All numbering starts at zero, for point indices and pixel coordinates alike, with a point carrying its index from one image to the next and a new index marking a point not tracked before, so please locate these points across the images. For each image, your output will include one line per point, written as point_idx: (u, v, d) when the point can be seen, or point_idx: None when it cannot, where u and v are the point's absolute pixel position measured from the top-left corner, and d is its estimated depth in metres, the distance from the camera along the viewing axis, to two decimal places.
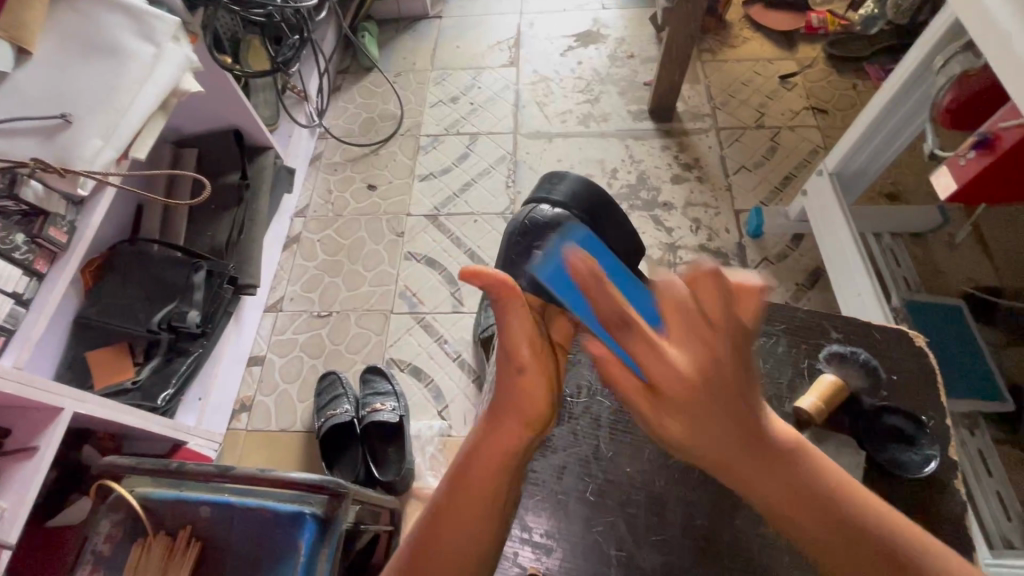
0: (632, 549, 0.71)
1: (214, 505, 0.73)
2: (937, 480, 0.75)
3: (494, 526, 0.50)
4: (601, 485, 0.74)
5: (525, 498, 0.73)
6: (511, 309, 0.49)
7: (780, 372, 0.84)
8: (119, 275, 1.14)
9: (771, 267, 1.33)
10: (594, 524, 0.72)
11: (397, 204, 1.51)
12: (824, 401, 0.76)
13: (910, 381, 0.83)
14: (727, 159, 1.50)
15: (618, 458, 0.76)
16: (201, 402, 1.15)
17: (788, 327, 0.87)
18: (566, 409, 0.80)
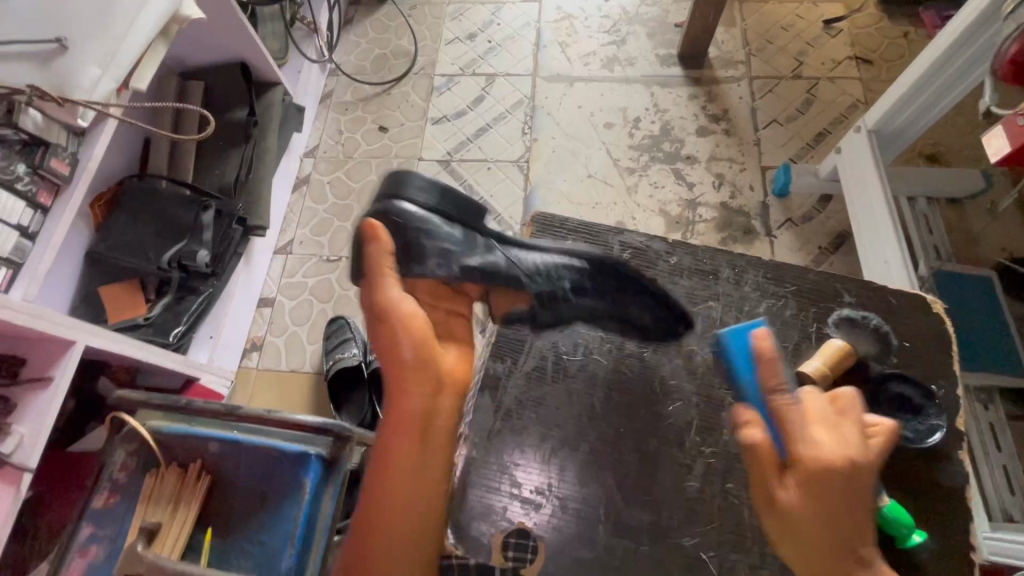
0: (621, 507, 0.72)
1: (222, 441, 0.75)
2: (943, 452, 0.74)
3: (422, 479, 0.61)
4: (594, 443, 0.74)
5: (516, 453, 0.74)
6: (387, 285, 0.65)
7: (793, 338, 0.81)
8: (127, 211, 1.13)
9: (794, 228, 1.28)
10: (587, 479, 0.73)
11: (409, 148, 1.46)
12: (829, 365, 0.73)
13: (931, 352, 0.80)
14: (758, 111, 1.41)
15: (613, 417, 0.76)
16: (212, 340, 1.17)
17: (798, 289, 0.83)
18: (560, 366, 0.79)
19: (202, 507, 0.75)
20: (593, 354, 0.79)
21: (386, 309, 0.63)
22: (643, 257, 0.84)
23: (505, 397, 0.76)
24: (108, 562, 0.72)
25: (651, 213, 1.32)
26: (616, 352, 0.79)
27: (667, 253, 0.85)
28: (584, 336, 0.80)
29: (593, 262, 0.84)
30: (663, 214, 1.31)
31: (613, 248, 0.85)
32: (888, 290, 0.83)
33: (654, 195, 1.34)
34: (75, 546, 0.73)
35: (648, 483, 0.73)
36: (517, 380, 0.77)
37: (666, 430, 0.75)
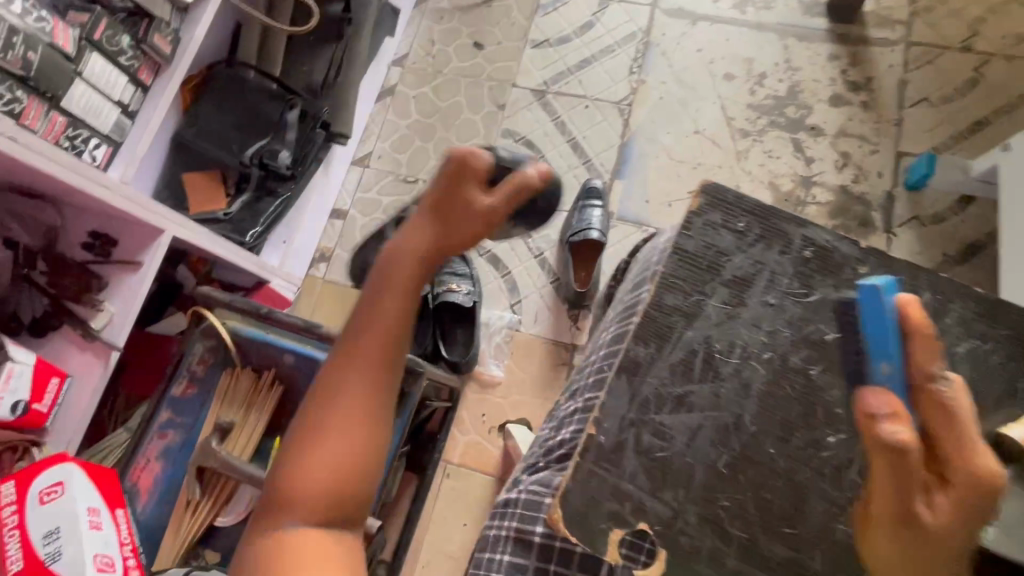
0: (755, 534, 0.56)
1: (297, 355, 0.75)
2: None
3: (385, 417, 0.46)
4: (736, 457, 0.58)
5: (643, 445, 0.57)
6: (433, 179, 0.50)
7: None
8: (214, 98, 1.10)
9: (920, 228, 1.13)
10: (715, 496, 0.57)
11: (503, 71, 1.35)
12: None
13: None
14: (908, 85, 1.22)
15: (762, 437, 0.58)
16: (285, 245, 1.16)
17: (1010, 334, 0.65)
18: (710, 365, 0.59)
19: (273, 414, 0.76)
20: (749, 360, 0.59)
21: (389, 244, 0.50)
22: (825, 262, 0.61)
23: (641, 386, 0.58)
24: (186, 447, 0.75)
25: (758, 185, 1.19)
26: (774, 365, 0.59)
27: (856, 262, 0.61)
28: (742, 334, 0.60)
29: (765, 257, 0.61)
30: (771, 188, 1.19)
31: (791, 245, 0.61)
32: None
33: (766, 165, 1.20)
34: (154, 427, 0.74)
35: (792, 514, 0.57)
36: (659, 369, 0.58)
37: (824, 465, 0.58)
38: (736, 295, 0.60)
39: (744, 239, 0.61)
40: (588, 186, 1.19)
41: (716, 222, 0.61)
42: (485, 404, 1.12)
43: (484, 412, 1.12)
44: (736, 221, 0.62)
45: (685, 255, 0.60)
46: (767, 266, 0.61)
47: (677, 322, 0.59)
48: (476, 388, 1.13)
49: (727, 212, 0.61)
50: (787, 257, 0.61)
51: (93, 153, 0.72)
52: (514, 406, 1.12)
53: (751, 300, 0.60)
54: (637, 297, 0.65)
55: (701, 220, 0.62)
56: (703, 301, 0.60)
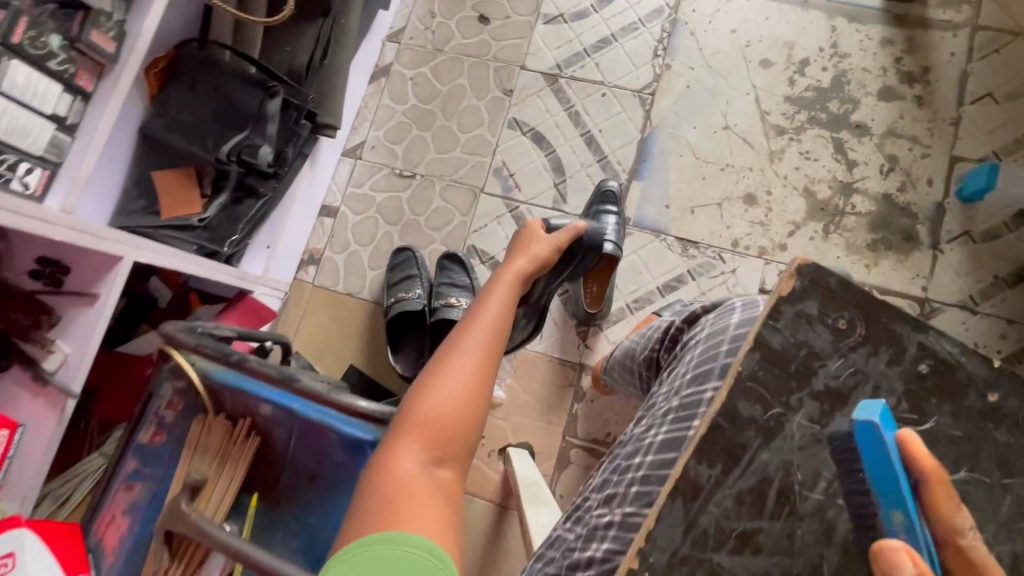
0: None
1: (274, 406, 0.67)
2: None
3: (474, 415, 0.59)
4: None
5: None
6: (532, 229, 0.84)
7: None
8: (185, 85, 0.97)
9: (969, 246, 1.02)
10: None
11: (511, 50, 1.20)
12: None
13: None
14: (970, 77, 1.07)
15: None
16: (269, 250, 1.06)
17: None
18: (786, 497, 0.47)
19: (247, 470, 0.69)
20: (837, 497, 0.47)
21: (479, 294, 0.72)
22: (945, 380, 0.50)
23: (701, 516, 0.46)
24: (151, 506, 0.68)
25: (791, 191, 1.07)
26: None
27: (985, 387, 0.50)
28: (829, 460, 0.48)
29: (868, 366, 0.49)
30: (806, 195, 1.07)
31: (903, 353, 0.50)
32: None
33: (801, 168, 1.08)
34: (119, 480, 0.69)
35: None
36: (723, 498, 0.46)
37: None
38: (829, 410, 0.48)
39: (842, 341, 0.49)
40: (603, 188, 1.06)
41: (810, 314, 0.50)
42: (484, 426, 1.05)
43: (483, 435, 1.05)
44: (834, 315, 0.50)
45: (767, 350, 0.49)
46: (870, 377, 0.49)
47: (752, 439, 0.47)
48: None
49: (826, 300, 0.50)
50: (896, 369, 0.50)
51: (25, 179, 0.63)
52: (515, 429, 1.05)
53: (845, 419, 0.48)
54: (700, 395, 0.51)
55: (792, 309, 0.50)
56: (787, 417, 0.48)
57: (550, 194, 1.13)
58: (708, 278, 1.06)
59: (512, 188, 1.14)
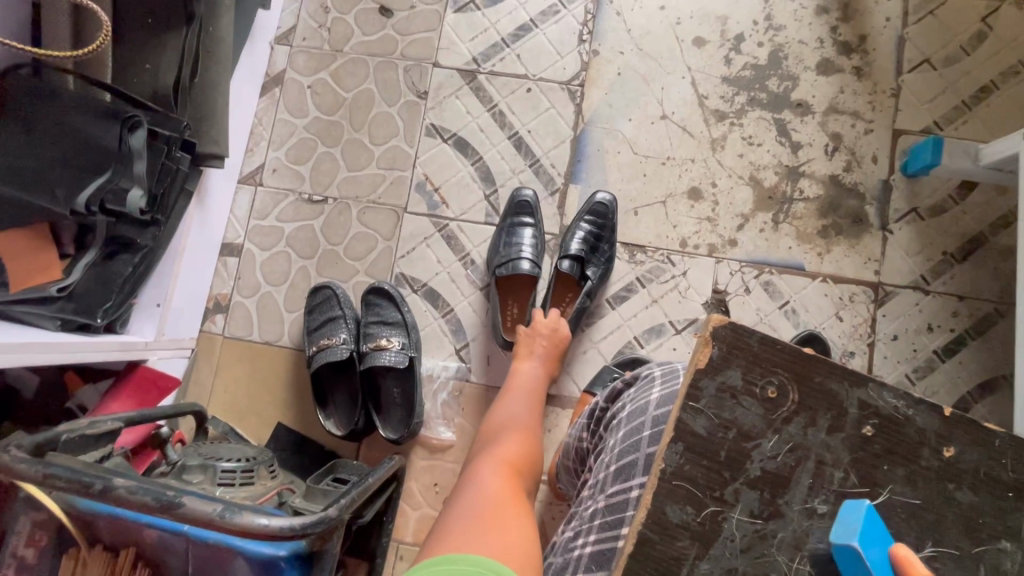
0: None
1: (161, 530, 0.55)
2: None
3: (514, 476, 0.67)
4: None
5: None
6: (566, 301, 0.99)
7: None
8: (17, 122, 0.77)
9: (918, 223, 0.98)
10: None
11: (420, 45, 1.06)
12: None
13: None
14: (907, 44, 1.02)
15: None
16: (162, 309, 0.91)
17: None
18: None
19: None
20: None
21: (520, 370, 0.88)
22: (894, 439, 0.44)
23: None
24: None
25: (737, 181, 1.00)
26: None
27: (950, 445, 0.44)
28: (780, 563, 0.43)
29: (808, 439, 0.44)
30: (752, 184, 1.00)
31: (845, 417, 0.44)
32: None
33: (745, 155, 1.01)
34: None
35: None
36: None
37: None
38: (771, 500, 0.44)
39: (775, 414, 0.44)
40: (517, 198, 0.98)
41: (735, 385, 0.44)
42: (435, 472, 0.96)
43: (435, 482, 0.96)
44: (761, 382, 0.44)
45: (690, 437, 0.44)
46: (812, 452, 0.44)
47: (687, 550, 0.43)
48: (423, 454, 0.96)
49: (750, 366, 0.44)
50: (840, 437, 0.44)
51: None
52: None
53: (791, 507, 0.44)
54: (628, 491, 0.51)
55: (712, 383, 0.44)
56: (724, 514, 0.43)
57: (480, 207, 1.02)
58: (658, 284, 0.99)
59: (438, 204, 1.02)
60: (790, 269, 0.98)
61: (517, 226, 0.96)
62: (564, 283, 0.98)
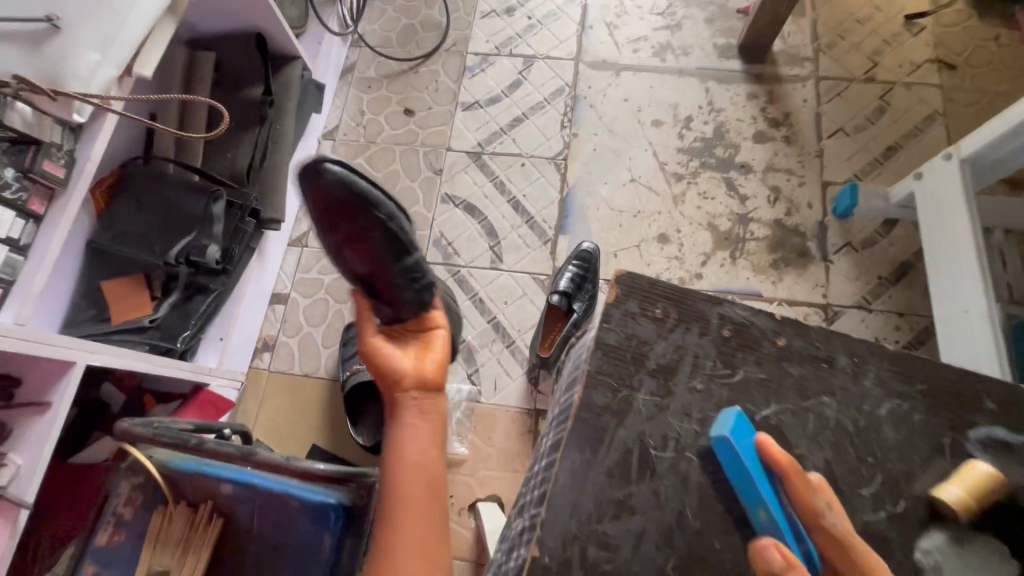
0: None
1: (235, 484, 0.69)
2: None
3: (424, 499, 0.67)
4: (686, 560, 0.52)
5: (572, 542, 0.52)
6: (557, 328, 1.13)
7: (910, 452, 0.56)
8: (132, 199, 1.03)
9: (854, 255, 1.17)
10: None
11: (436, 135, 1.34)
12: (974, 497, 0.53)
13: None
14: (823, 117, 1.28)
15: (709, 534, 0.53)
16: (222, 342, 1.09)
17: (928, 389, 0.58)
18: (647, 464, 0.54)
19: (212, 554, 0.69)
20: (686, 452, 0.55)
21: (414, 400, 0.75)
22: (745, 340, 0.59)
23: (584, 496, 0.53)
24: None
25: (697, 227, 1.21)
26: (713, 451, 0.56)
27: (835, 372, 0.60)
28: (674, 426, 0.56)
29: (687, 341, 0.58)
30: (710, 229, 1.21)
31: (710, 325, 0.59)
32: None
33: (702, 206, 1.23)
34: None
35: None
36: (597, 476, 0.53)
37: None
38: (664, 383, 0.57)
39: (663, 327, 0.59)
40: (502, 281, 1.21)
41: (633, 312, 0.59)
42: (451, 485, 1.07)
43: (451, 495, 1.06)
44: (652, 308, 0.59)
45: (604, 347, 0.58)
46: (688, 350, 0.58)
47: (608, 424, 0.55)
48: None
49: (643, 300, 0.59)
50: (708, 341, 0.59)
51: None
52: (481, 484, 1.07)
53: (679, 387, 0.57)
54: (570, 399, 0.60)
55: (617, 311, 0.59)
56: (632, 396, 0.56)
57: (486, 256, 1.23)
58: None
59: (451, 255, 1.24)
60: (750, 295, 1.16)
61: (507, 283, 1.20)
62: (556, 317, 1.11)
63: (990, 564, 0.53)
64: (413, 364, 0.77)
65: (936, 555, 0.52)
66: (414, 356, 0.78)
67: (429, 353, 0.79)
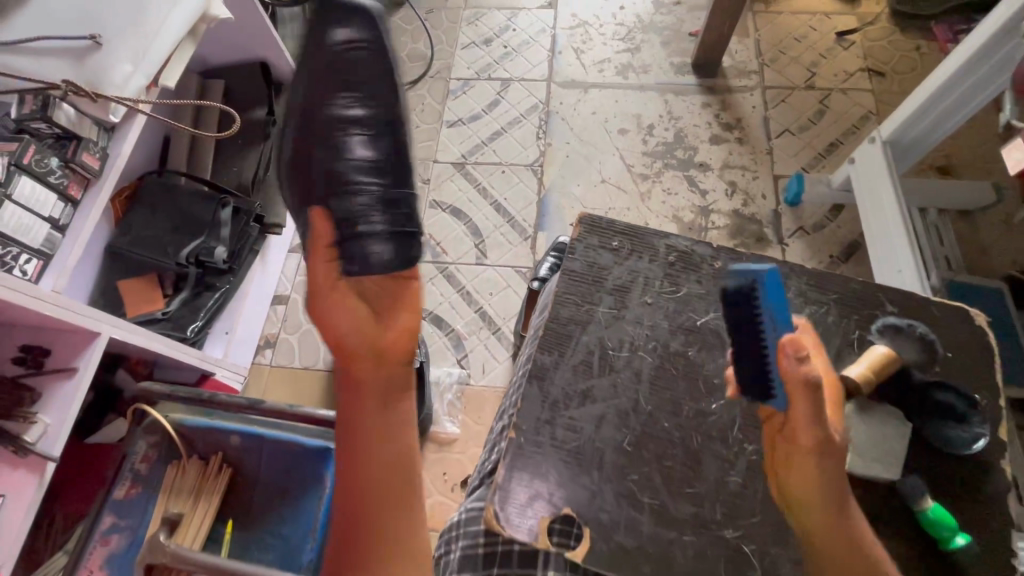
0: (665, 498, 0.63)
1: (244, 435, 0.76)
2: (981, 462, 0.66)
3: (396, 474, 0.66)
4: (639, 436, 0.66)
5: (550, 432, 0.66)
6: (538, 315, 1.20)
7: (826, 341, 0.72)
8: (148, 207, 1.12)
9: (806, 238, 1.29)
10: (627, 472, 0.64)
11: (424, 149, 1.48)
12: (874, 372, 0.66)
13: (967, 359, 0.71)
14: (771, 120, 1.43)
15: (658, 414, 0.67)
16: (227, 336, 1.17)
17: (840, 296, 0.74)
18: (607, 361, 0.70)
19: (223, 501, 0.76)
20: (639, 351, 0.71)
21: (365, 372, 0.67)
22: (688, 261, 0.75)
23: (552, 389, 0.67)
24: (128, 555, 0.74)
25: (664, 219, 1.33)
26: (661, 352, 0.71)
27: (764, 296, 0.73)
28: (629, 332, 0.72)
29: (642, 267, 0.75)
30: (675, 221, 1.33)
31: (658, 252, 0.76)
32: (929, 303, 0.74)
33: (667, 201, 1.35)
34: (96, 536, 0.74)
35: (692, 474, 0.65)
36: (563, 372, 0.69)
37: (711, 427, 0.67)
38: (620, 301, 0.73)
39: (621, 256, 0.75)
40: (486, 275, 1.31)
41: (595, 245, 0.76)
42: (445, 462, 1.13)
43: (444, 471, 1.13)
44: (610, 242, 0.76)
45: (572, 271, 0.74)
46: (642, 275, 0.74)
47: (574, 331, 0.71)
48: (434, 447, 1.15)
49: (602, 236, 0.76)
50: (659, 265, 0.75)
51: (25, 267, 0.73)
52: (473, 460, 1.14)
53: (633, 302, 0.73)
54: (543, 315, 0.75)
55: (583, 244, 0.76)
56: (593, 308, 0.73)
57: (472, 253, 1.34)
58: None
59: (440, 253, 1.34)
60: None
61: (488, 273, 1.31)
62: (529, 300, 1.17)
63: (895, 430, 0.65)
64: (370, 326, 0.67)
65: (846, 419, 0.66)
66: (376, 312, 0.68)
67: (393, 310, 0.69)
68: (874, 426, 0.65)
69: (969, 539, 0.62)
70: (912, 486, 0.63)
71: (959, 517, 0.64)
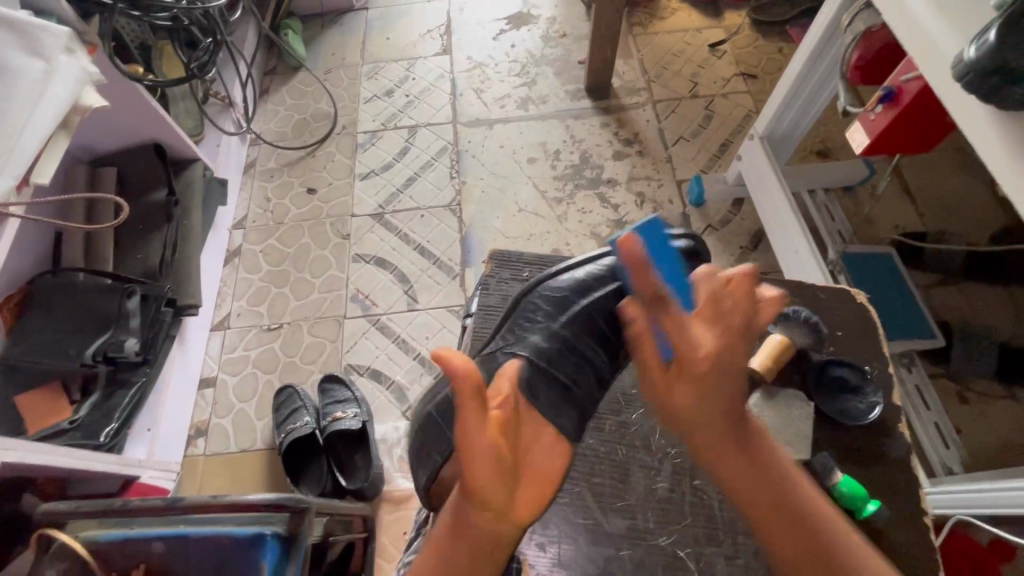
0: (602, 515, 0.66)
1: (166, 539, 0.71)
2: (885, 425, 0.71)
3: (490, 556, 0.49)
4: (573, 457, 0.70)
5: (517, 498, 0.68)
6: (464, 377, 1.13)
7: None
8: (40, 309, 1.02)
9: (715, 233, 1.37)
10: (560, 497, 0.67)
11: (340, 206, 1.47)
12: (773, 360, 0.70)
13: (858, 334, 0.77)
14: (665, 131, 1.52)
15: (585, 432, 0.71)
16: (151, 433, 1.10)
17: None
18: None
19: None
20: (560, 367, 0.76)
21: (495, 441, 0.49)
22: None
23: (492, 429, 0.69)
24: None
25: (583, 237, 1.38)
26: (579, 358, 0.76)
27: None
28: None
29: None
30: (594, 237, 1.38)
31: None
32: (817, 286, 0.80)
33: (583, 220, 1.40)
34: None
35: (621, 488, 0.68)
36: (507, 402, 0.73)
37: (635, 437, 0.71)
38: None
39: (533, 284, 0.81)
40: (422, 321, 1.30)
41: (503, 278, 0.81)
42: (404, 521, 1.10)
43: (404, 530, 1.09)
44: (518, 272, 0.82)
45: (487, 304, 0.79)
46: None
47: None
48: (390, 508, 1.11)
49: (508, 268, 0.82)
50: None
51: None
52: None
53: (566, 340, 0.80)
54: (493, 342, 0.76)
55: (495, 277, 0.81)
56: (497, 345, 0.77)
57: (402, 300, 1.33)
58: None
59: (370, 306, 1.32)
60: None
61: (425, 317, 1.30)
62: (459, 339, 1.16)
63: (800, 412, 0.69)
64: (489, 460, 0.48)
65: (756, 410, 0.70)
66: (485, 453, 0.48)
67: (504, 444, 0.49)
68: (783, 412, 0.69)
69: (879, 505, 0.65)
70: (822, 462, 0.67)
71: (872, 485, 0.68)
